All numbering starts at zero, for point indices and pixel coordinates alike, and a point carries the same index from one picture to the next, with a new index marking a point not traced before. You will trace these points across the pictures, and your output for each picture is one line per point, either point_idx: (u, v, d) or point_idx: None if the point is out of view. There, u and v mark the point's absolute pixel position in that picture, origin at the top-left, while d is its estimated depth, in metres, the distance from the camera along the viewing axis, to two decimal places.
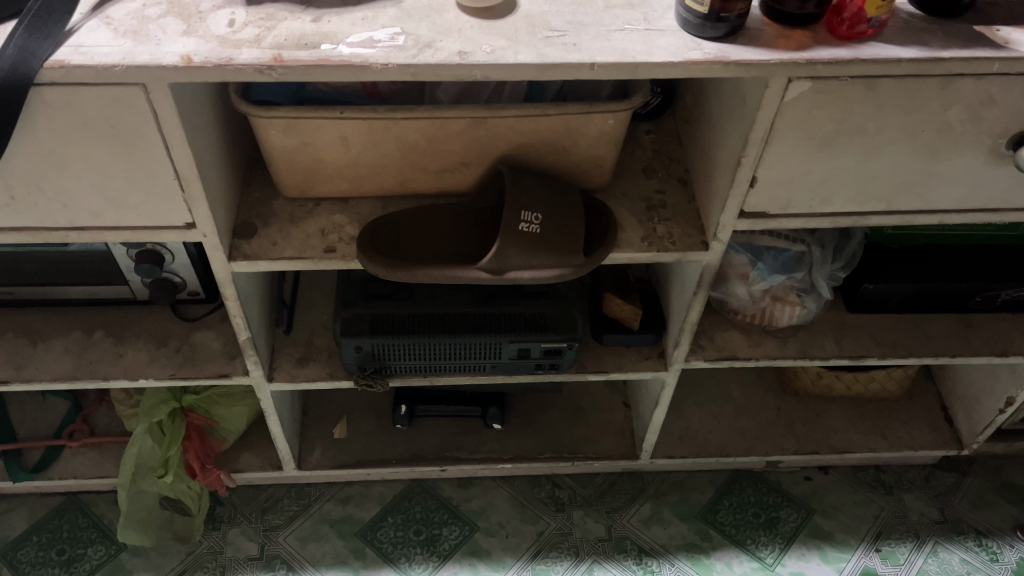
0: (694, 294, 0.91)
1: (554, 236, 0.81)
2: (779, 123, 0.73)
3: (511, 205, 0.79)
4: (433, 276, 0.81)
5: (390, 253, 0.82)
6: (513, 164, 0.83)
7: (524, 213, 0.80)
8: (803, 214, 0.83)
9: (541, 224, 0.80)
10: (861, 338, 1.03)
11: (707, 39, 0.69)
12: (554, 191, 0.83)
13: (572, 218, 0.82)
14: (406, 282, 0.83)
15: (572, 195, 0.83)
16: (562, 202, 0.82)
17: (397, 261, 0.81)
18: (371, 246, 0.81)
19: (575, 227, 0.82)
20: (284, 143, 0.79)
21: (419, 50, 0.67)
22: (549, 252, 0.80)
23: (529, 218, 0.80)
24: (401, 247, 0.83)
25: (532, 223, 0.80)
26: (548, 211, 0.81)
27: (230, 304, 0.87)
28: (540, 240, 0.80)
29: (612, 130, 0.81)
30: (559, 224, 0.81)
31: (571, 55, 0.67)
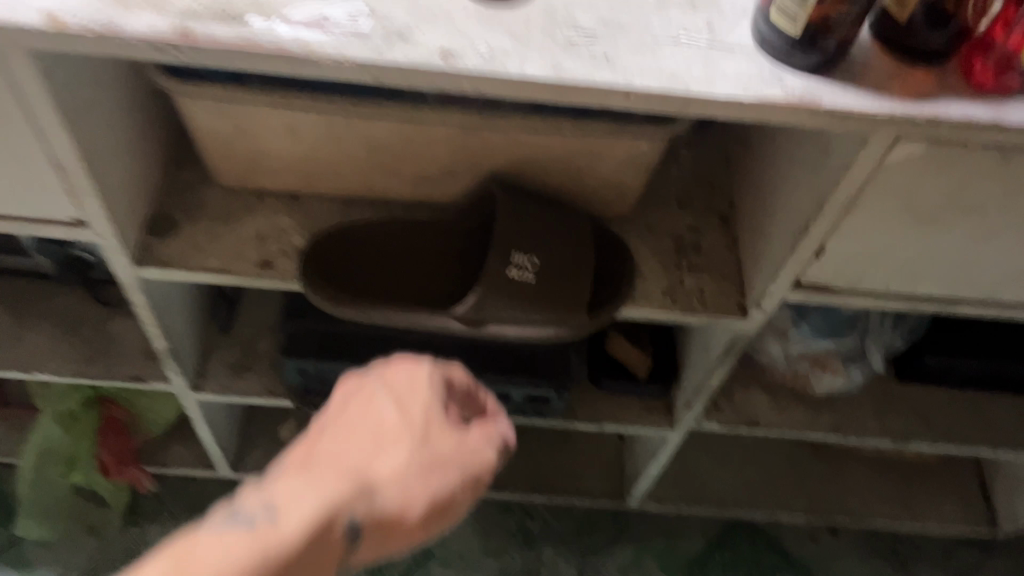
0: (719, 360, 0.73)
1: (552, 288, 0.63)
2: (869, 191, 0.54)
3: (495, 245, 0.62)
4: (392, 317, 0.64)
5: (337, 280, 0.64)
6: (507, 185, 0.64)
7: (515, 254, 0.62)
8: (874, 294, 0.64)
9: (535, 270, 0.62)
10: (908, 416, 0.86)
11: (792, 68, 0.49)
12: (561, 226, 0.65)
13: (579, 265, 0.64)
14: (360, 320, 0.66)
15: (584, 234, 0.65)
16: (567, 244, 0.64)
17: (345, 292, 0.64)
18: (316, 270, 0.63)
19: (582, 277, 0.64)
20: (212, 125, 0.60)
21: (388, 42, 0.47)
22: (543, 308, 0.62)
23: (520, 261, 0.62)
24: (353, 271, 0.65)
25: (524, 269, 0.62)
26: (548, 254, 0.63)
27: (141, 310, 0.69)
28: (532, 292, 0.62)
29: (644, 156, 0.62)
30: (561, 272, 0.63)
31: (601, 73, 0.48)
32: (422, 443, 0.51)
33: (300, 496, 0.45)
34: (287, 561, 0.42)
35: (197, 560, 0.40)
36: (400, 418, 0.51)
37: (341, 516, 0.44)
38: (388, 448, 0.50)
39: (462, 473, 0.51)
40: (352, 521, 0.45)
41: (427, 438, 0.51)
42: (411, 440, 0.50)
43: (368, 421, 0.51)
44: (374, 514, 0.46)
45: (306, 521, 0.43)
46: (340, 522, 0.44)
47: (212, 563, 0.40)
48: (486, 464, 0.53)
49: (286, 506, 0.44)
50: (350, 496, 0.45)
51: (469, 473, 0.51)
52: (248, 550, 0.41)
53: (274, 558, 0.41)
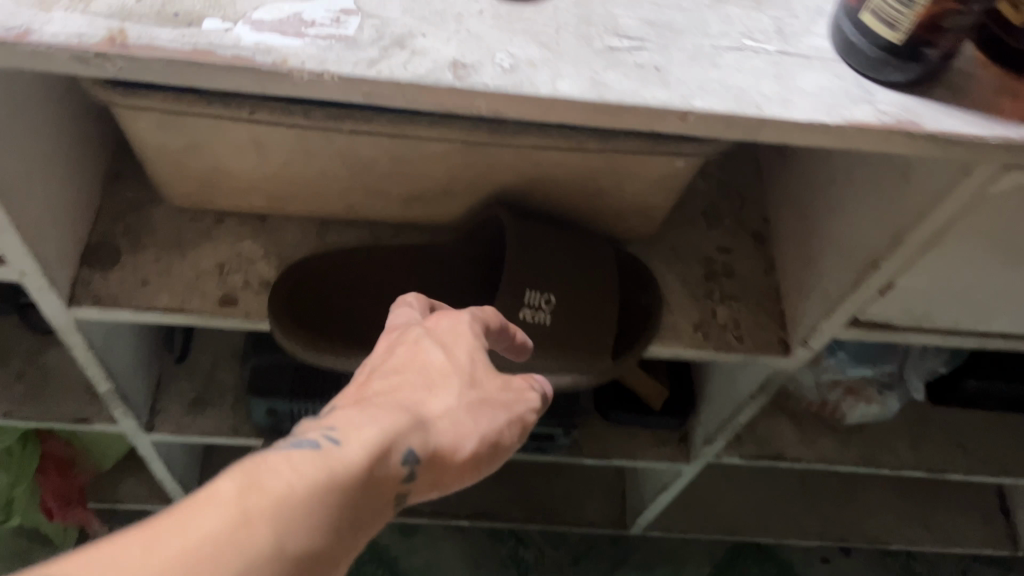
0: (750, 398, 0.64)
1: (572, 333, 0.53)
2: (958, 225, 0.45)
3: (507, 284, 0.52)
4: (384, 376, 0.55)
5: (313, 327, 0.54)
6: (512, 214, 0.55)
7: (528, 292, 0.52)
8: (939, 331, 0.55)
9: (553, 313, 0.53)
10: (943, 444, 0.79)
11: (881, 83, 0.40)
12: (581, 256, 0.55)
13: (604, 305, 0.54)
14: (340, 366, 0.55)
15: (607, 265, 0.56)
16: (590, 278, 0.54)
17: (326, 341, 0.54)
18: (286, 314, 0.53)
19: (607, 318, 0.54)
20: (160, 140, 0.50)
21: (384, 51, 0.37)
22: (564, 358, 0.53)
23: (535, 300, 0.53)
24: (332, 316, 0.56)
25: (539, 309, 0.52)
26: (567, 293, 0.54)
27: (80, 353, 0.58)
28: (549, 340, 0.53)
29: (678, 173, 0.52)
30: (581, 312, 0.54)
31: (652, 91, 0.38)
32: (469, 379, 0.38)
33: (352, 421, 0.32)
34: (353, 495, 0.30)
35: (265, 475, 0.28)
36: (448, 347, 0.38)
37: (400, 445, 0.32)
38: (434, 383, 0.37)
39: (514, 414, 0.39)
40: (411, 452, 0.33)
41: (478, 373, 0.38)
42: (459, 373, 0.37)
43: (406, 351, 0.38)
44: (431, 451, 0.34)
45: (367, 445, 0.31)
46: (399, 451, 0.32)
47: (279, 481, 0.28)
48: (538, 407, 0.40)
49: (341, 429, 0.31)
50: (405, 426, 0.33)
51: (522, 414, 0.39)
52: (312, 475, 0.29)
53: (340, 484, 0.30)
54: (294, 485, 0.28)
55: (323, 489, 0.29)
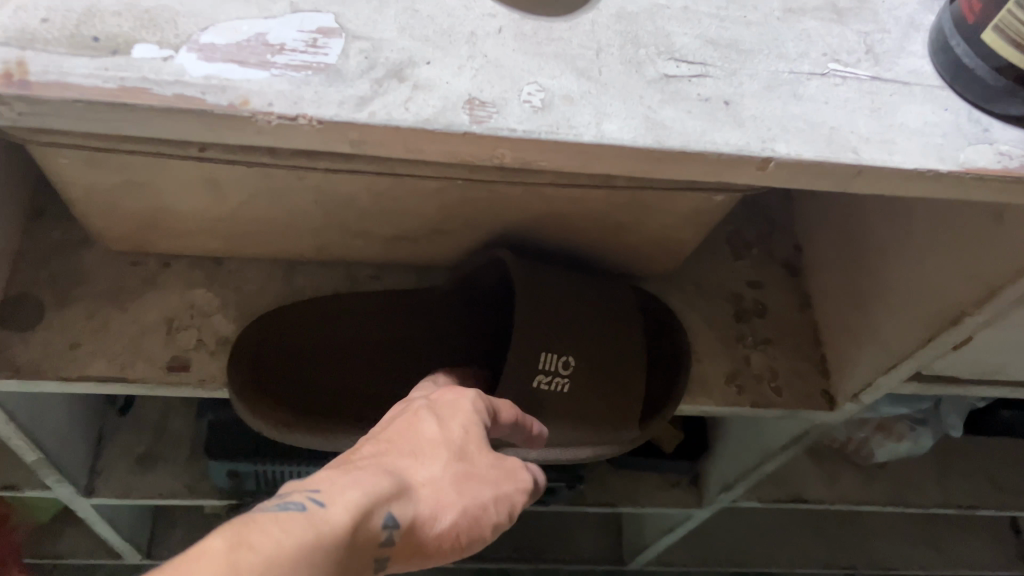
0: (780, 449, 0.57)
1: (593, 400, 0.46)
2: None
3: (516, 348, 0.44)
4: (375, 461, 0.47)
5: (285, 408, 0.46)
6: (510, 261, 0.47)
7: (545, 356, 0.44)
8: (1008, 382, 0.48)
9: (572, 378, 0.45)
10: (972, 477, 0.72)
11: (1002, 117, 0.32)
12: (603, 304, 0.47)
13: (627, 363, 0.47)
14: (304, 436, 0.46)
15: (630, 314, 0.47)
16: (612, 332, 0.46)
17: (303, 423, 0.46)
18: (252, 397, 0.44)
19: (633, 379, 0.47)
20: (88, 178, 0.40)
21: (377, 86, 0.28)
22: (583, 431, 0.46)
23: (551, 365, 0.44)
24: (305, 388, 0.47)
25: (556, 376, 0.44)
26: (587, 352, 0.46)
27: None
28: (567, 411, 0.45)
29: (717, 209, 0.44)
30: (602, 378, 0.46)
31: (723, 132, 0.30)
32: (463, 452, 0.32)
33: (332, 479, 0.27)
34: (337, 567, 0.24)
35: (255, 533, 0.23)
36: (446, 418, 0.33)
37: (381, 508, 0.26)
38: (420, 450, 0.31)
39: (504, 492, 0.32)
40: (391, 518, 0.27)
41: (469, 445, 0.32)
42: (450, 442, 0.32)
43: (400, 421, 0.33)
44: (413, 520, 0.27)
45: (352, 506, 0.25)
46: (380, 514, 0.26)
47: (267, 538, 0.23)
48: (531, 485, 0.34)
49: (323, 489, 0.26)
50: (386, 488, 0.27)
51: (511, 493, 0.32)
52: (295, 540, 0.23)
53: (326, 553, 0.23)
54: (279, 553, 0.22)
55: (307, 557, 0.23)
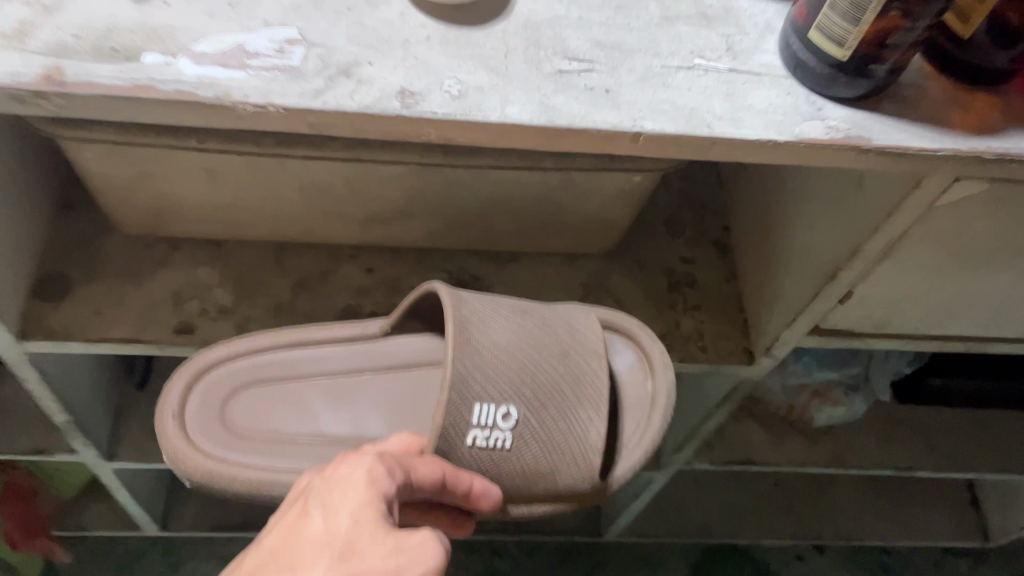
0: (717, 407, 0.64)
1: (540, 458, 0.50)
2: (912, 235, 0.45)
3: (448, 412, 0.47)
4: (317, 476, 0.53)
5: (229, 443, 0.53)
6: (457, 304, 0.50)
7: (479, 415, 0.48)
8: (901, 336, 0.56)
9: (512, 439, 0.49)
10: (912, 443, 0.79)
11: (834, 100, 0.40)
12: (532, 358, 0.51)
13: (567, 429, 0.50)
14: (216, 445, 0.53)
15: (569, 375, 0.51)
16: (550, 400, 0.50)
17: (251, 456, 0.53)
18: (181, 430, 0.52)
19: (574, 444, 0.51)
20: (108, 170, 0.49)
21: (329, 81, 0.36)
22: (528, 489, 0.51)
23: (486, 423, 0.48)
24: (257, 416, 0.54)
25: (492, 435, 0.48)
26: (527, 416, 0.49)
27: (32, 387, 0.56)
28: (509, 469, 0.49)
29: (636, 189, 0.52)
30: (544, 432, 0.50)
31: (603, 113, 0.38)
32: (346, 546, 0.36)
33: None
34: None
35: None
36: (335, 507, 0.37)
37: None
38: (301, 559, 0.35)
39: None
40: None
41: (354, 537, 0.36)
42: (330, 541, 0.36)
43: (291, 516, 0.38)
44: None
45: None
46: None
47: None
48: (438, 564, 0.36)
49: None
50: None
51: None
52: None
53: None
54: None
55: None
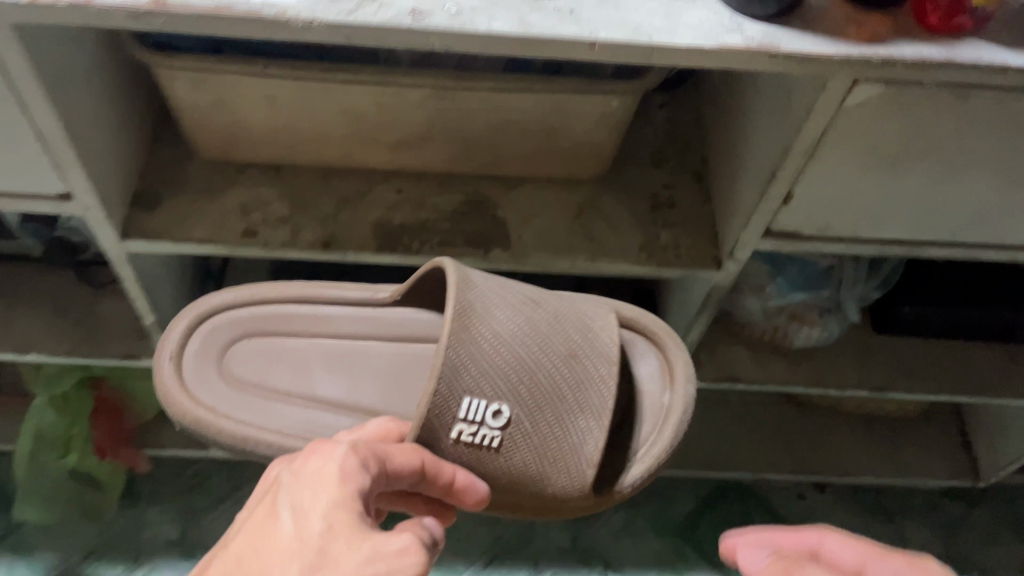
0: (697, 315, 0.75)
1: (524, 460, 0.59)
2: (831, 135, 0.56)
3: (440, 406, 0.56)
4: (287, 423, 0.70)
5: (214, 390, 0.70)
6: (470, 304, 0.60)
7: (467, 411, 0.57)
8: (845, 240, 0.66)
9: (500, 438, 0.58)
10: (888, 368, 0.88)
11: (752, 18, 0.51)
12: (527, 364, 0.60)
13: (559, 436, 0.60)
14: (204, 394, 0.70)
15: (570, 384, 0.61)
16: (542, 407, 0.60)
17: (234, 407, 0.70)
18: (176, 373, 0.70)
19: (564, 450, 0.60)
20: (193, 98, 0.62)
21: (358, 3, 0.49)
22: (518, 490, 0.60)
23: (474, 421, 0.57)
24: (244, 369, 0.72)
25: (478, 433, 0.57)
26: (518, 417, 0.59)
27: (128, 284, 0.70)
28: (498, 466, 0.59)
29: (615, 114, 0.64)
30: (530, 436, 0.59)
31: (566, 27, 0.49)
32: (319, 538, 0.42)
33: None
34: None
35: None
36: (308, 506, 0.44)
37: None
38: (282, 554, 0.42)
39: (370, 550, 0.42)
40: None
41: (327, 531, 0.43)
42: (305, 537, 0.43)
43: (266, 517, 0.45)
44: None
45: None
46: None
47: None
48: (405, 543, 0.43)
49: None
50: None
51: (377, 549, 0.42)
52: None
53: None
54: None
55: None
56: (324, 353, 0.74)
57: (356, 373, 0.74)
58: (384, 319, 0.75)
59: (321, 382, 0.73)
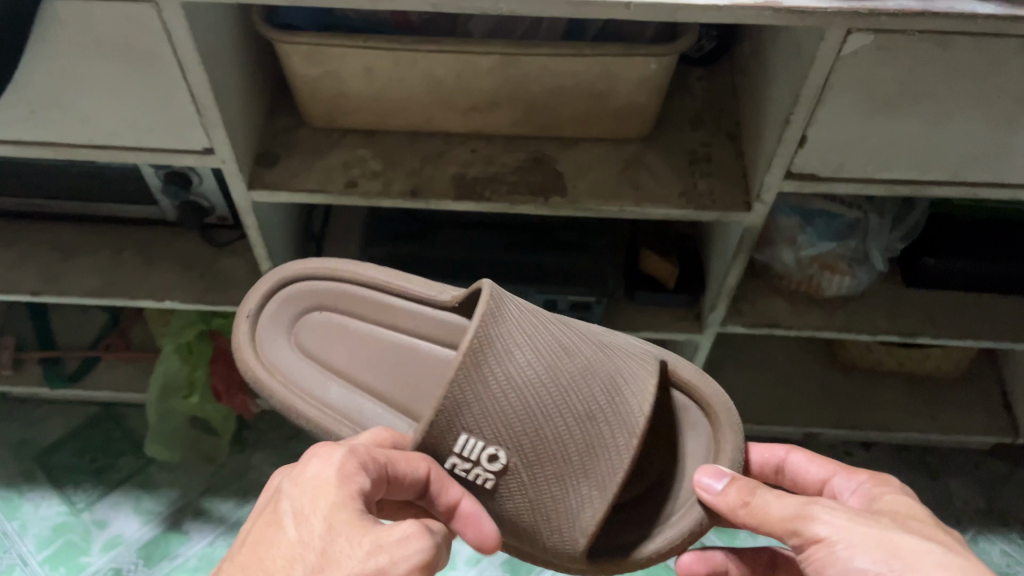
0: (734, 257, 0.85)
1: (517, 506, 0.68)
2: (835, 79, 0.66)
3: (441, 440, 0.66)
4: (328, 398, 0.81)
5: (277, 348, 0.84)
6: (488, 344, 0.68)
7: (466, 451, 0.66)
8: (858, 179, 0.76)
9: (494, 480, 0.67)
10: (916, 316, 0.96)
11: None
12: (536, 422, 0.67)
13: (555, 491, 0.67)
14: (268, 357, 0.83)
15: (575, 441, 0.68)
16: (541, 463, 0.67)
17: (289, 367, 0.83)
18: (251, 329, 0.84)
19: (558, 506, 0.68)
20: (306, 70, 0.76)
21: None
22: (513, 526, 0.69)
23: (470, 458, 0.67)
24: (311, 340, 0.84)
25: (475, 470, 0.67)
26: (515, 464, 0.67)
27: (251, 231, 0.85)
28: (492, 499, 0.68)
29: (653, 75, 0.76)
30: (526, 487, 0.67)
31: None
32: (321, 536, 0.53)
33: None
34: None
35: None
36: (310, 511, 0.54)
37: None
38: (292, 551, 0.52)
39: (368, 541, 0.52)
40: None
41: (328, 530, 0.53)
42: (310, 535, 0.53)
43: (272, 524, 0.55)
44: None
45: None
46: None
47: None
48: (398, 535, 0.54)
49: None
50: None
51: (374, 540, 0.53)
52: None
53: None
54: None
55: None
56: (382, 346, 0.84)
57: (404, 372, 0.82)
58: (444, 321, 0.83)
59: (371, 372, 0.83)
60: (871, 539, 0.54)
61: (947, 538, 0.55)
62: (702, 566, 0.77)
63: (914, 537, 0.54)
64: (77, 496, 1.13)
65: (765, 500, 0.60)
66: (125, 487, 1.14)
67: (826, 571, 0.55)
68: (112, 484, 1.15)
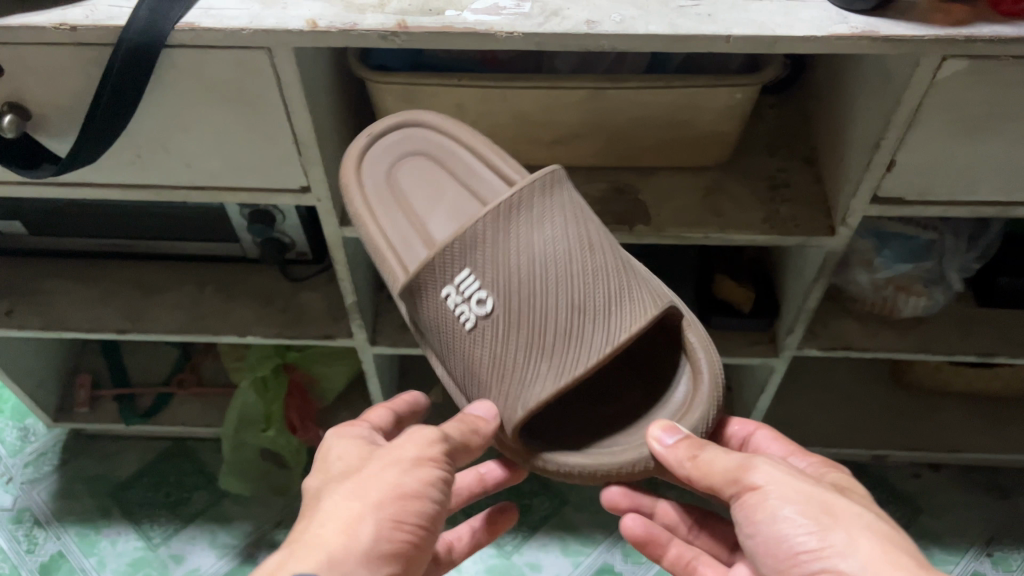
0: (814, 282, 0.86)
1: (483, 362, 0.69)
2: (927, 104, 0.68)
3: (444, 267, 0.69)
4: (389, 226, 0.76)
5: (373, 173, 0.77)
6: (525, 205, 0.69)
7: (462, 286, 0.69)
8: (941, 201, 0.77)
9: (473, 323, 0.69)
10: (991, 336, 0.96)
11: (855, 12, 0.64)
12: (534, 293, 0.68)
13: (519, 357, 0.68)
14: (359, 177, 0.76)
15: (558, 322, 0.68)
16: (517, 327, 0.68)
17: (378, 194, 0.77)
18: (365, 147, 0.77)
19: (515, 372, 0.68)
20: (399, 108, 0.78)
21: (546, 18, 0.64)
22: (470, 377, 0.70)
23: (463, 296, 0.69)
24: (405, 182, 0.78)
25: (466, 309, 0.69)
26: (497, 320, 0.68)
27: (340, 267, 0.86)
28: (466, 341, 0.70)
29: (738, 105, 0.77)
30: (500, 344, 0.68)
31: (707, 26, 0.63)
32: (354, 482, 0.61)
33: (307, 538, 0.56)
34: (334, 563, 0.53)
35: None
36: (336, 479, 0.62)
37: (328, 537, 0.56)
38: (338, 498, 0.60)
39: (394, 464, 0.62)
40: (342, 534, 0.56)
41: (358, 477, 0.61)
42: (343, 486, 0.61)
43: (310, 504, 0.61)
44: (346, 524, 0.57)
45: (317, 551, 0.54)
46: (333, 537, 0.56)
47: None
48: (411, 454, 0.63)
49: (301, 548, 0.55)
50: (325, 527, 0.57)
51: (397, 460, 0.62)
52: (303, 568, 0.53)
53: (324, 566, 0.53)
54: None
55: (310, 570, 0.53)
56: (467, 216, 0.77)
57: None
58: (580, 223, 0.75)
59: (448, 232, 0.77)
60: (805, 494, 0.58)
61: (879, 511, 0.60)
62: (627, 502, 0.77)
63: (852, 503, 0.59)
64: (154, 531, 1.14)
65: (711, 453, 0.62)
66: (200, 522, 1.15)
67: (756, 515, 0.59)
68: (187, 517, 1.16)
